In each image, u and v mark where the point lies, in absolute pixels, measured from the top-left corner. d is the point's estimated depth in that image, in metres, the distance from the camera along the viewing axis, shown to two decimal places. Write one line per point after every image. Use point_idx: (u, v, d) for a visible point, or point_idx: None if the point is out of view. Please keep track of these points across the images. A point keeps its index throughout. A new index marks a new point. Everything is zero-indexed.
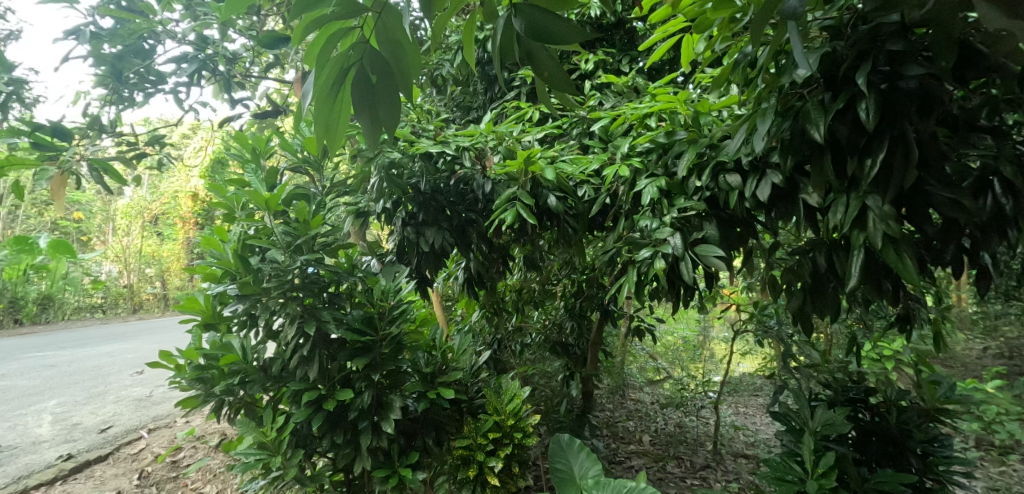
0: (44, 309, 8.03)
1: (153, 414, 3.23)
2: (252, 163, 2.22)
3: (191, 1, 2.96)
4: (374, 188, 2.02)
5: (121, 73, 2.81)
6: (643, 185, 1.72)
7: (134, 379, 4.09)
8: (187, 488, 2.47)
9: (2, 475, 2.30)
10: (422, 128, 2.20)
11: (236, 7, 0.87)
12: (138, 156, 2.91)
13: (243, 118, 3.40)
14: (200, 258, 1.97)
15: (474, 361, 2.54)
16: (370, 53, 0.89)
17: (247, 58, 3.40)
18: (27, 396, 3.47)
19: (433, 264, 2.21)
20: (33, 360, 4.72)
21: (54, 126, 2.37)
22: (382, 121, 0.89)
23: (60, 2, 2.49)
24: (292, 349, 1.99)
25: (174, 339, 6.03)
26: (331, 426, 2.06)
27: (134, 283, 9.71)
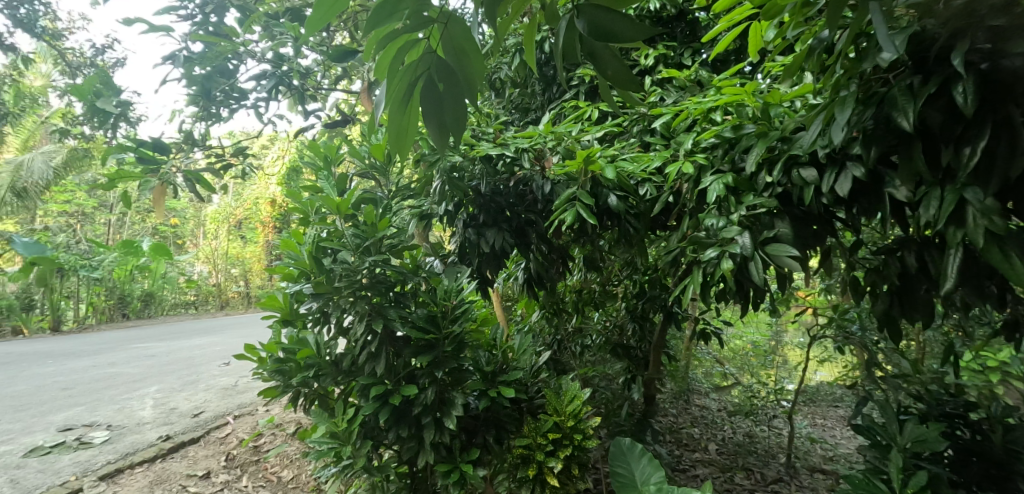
0: (147, 305, 8.92)
1: (238, 402, 3.49)
2: (324, 171, 2.36)
3: (269, 23, 3.19)
4: (437, 191, 2.08)
5: (210, 93, 3.10)
6: (708, 182, 1.65)
7: (222, 370, 4.45)
8: (267, 472, 2.64)
9: (113, 451, 2.58)
10: (482, 131, 2.24)
11: (316, 26, 0.93)
12: (225, 166, 3.17)
13: (315, 128, 3.61)
14: (279, 259, 2.11)
15: (535, 360, 2.55)
16: (436, 63, 0.93)
17: (320, 72, 3.61)
18: (133, 382, 3.87)
19: (493, 264, 2.24)
20: (137, 351, 5.25)
21: (154, 142, 2.72)
22: (448, 126, 0.92)
23: (158, 31, 2.78)
24: (360, 346, 2.09)
25: (256, 334, 6.50)
26: (396, 421, 2.13)
27: (221, 282, 10.58)
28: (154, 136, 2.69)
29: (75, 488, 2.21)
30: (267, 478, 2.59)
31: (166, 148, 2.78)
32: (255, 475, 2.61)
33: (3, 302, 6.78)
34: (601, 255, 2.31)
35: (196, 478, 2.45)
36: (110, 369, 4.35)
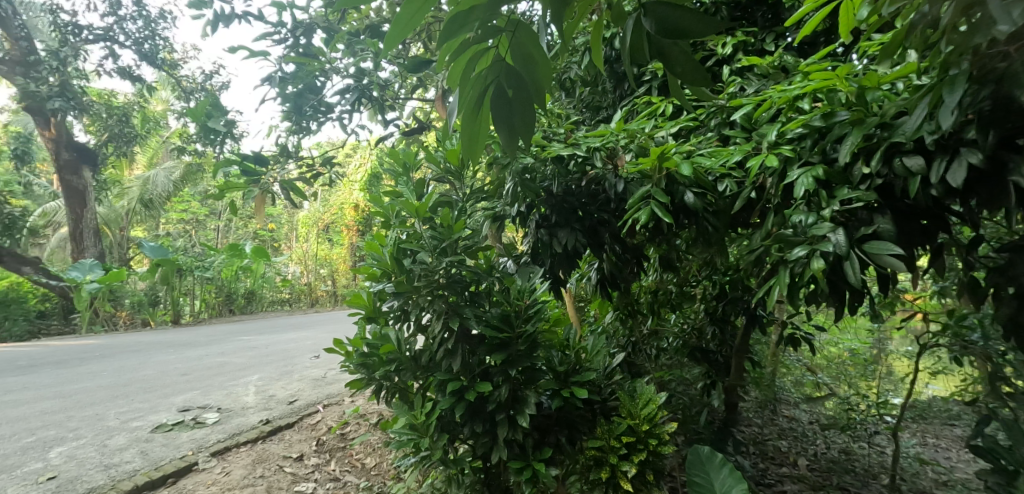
0: (250, 301, 9.85)
1: (327, 392, 3.75)
2: (403, 176, 2.48)
3: (352, 40, 3.41)
4: (510, 192, 2.11)
5: (301, 109, 3.37)
6: (795, 176, 1.55)
7: (313, 362, 4.80)
8: (353, 458, 2.81)
9: (222, 431, 2.86)
10: (553, 132, 2.26)
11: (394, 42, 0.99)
12: (315, 175, 3.42)
13: (393, 136, 3.80)
14: (364, 260, 2.24)
15: (608, 362, 2.51)
16: (506, 71, 0.99)
17: (397, 83, 3.80)
18: (238, 371, 4.28)
19: (567, 265, 2.21)
20: (241, 343, 5.79)
21: (255, 155, 3.02)
22: (518, 128, 0.97)
23: (257, 55, 3.08)
24: (438, 343, 2.16)
25: (342, 330, 6.93)
26: (471, 416, 2.17)
27: (312, 281, 11.38)
28: (254, 151, 2.98)
29: (191, 461, 2.48)
30: (353, 464, 2.76)
31: (265, 160, 3.06)
32: (342, 460, 2.78)
33: (135, 298, 7.75)
34: (678, 255, 2.23)
35: (291, 460, 2.66)
36: (219, 358, 4.83)
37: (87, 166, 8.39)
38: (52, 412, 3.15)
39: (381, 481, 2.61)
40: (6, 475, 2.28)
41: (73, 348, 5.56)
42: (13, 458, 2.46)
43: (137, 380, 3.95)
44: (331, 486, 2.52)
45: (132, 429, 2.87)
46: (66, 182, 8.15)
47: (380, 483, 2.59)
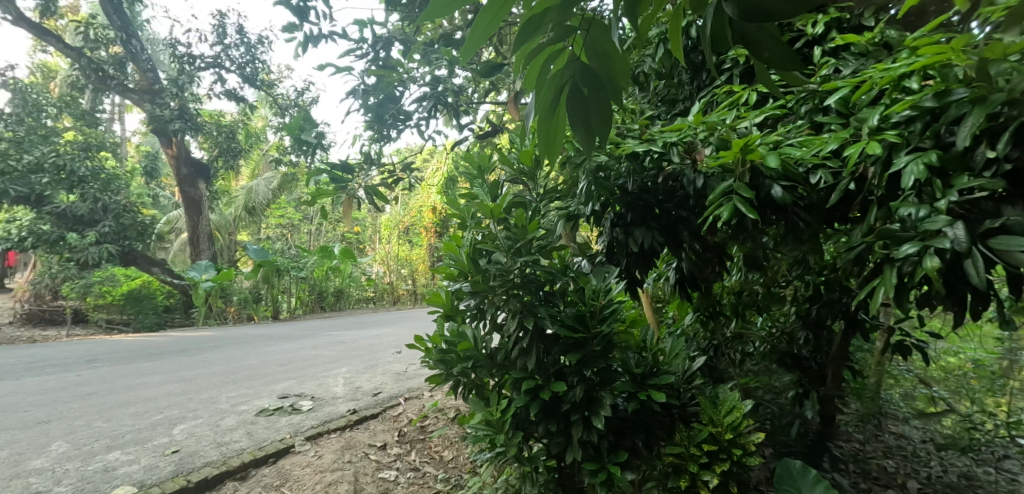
0: (339, 299, 10.56)
1: (408, 386, 3.92)
2: (478, 179, 2.53)
3: (428, 50, 3.55)
4: (583, 192, 2.09)
5: (382, 118, 3.57)
6: (901, 164, 1.40)
7: (395, 357, 5.04)
8: (432, 450, 2.91)
9: (314, 418, 3.09)
10: (627, 128, 2.21)
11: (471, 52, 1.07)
12: (396, 180, 3.60)
13: (468, 139, 3.91)
14: (442, 260, 2.31)
15: (688, 365, 2.41)
16: (581, 70, 1.00)
17: (471, 88, 3.90)
18: (329, 363, 4.60)
19: (644, 265, 2.08)
20: (332, 338, 6.21)
21: (341, 164, 3.25)
22: (594, 128, 0.99)
23: (343, 71, 3.32)
24: (513, 341, 2.17)
25: (421, 327, 7.25)
26: (546, 415, 2.17)
27: (394, 280, 12.02)
28: (342, 160, 3.21)
29: (289, 444, 2.69)
30: (431, 456, 2.86)
31: (351, 168, 3.29)
32: (422, 451, 2.89)
33: (241, 295, 8.60)
34: (766, 253, 2.08)
35: (376, 448, 2.81)
36: (313, 351, 5.21)
37: (202, 180, 9.37)
38: (174, 394, 3.56)
39: (458, 474, 2.68)
40: (139, 447, 2.61)
41: (192, 339, 6.26)
42: (144, 433, 2.81)
43: (243, 368, 4.37)
44: (412, 475, 2.63)
45: (239, 412, 3.17)
46: (184, 193, 9.16)
47: (457, 476, 2.67)
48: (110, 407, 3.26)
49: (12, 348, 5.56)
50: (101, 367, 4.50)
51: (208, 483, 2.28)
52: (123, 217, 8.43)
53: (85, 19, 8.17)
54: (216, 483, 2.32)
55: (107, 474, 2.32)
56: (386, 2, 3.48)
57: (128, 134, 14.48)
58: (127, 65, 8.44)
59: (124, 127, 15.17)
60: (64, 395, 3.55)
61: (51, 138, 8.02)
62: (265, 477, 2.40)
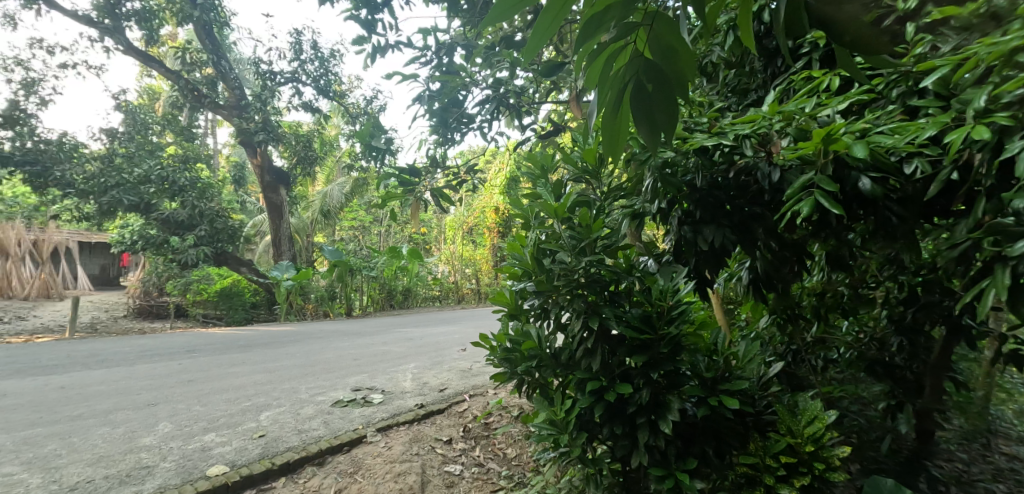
0: (407, 297, 11.00)
1: (473, 383, 4.00)
2: (542, 179, 2.53)
3: (489, 53, 3.60)
4: (649, 189, 2.03)
5: (446, 122, 3.68)
6: (1014, 151, 1.25)
7: (461, 354, 5.16)
8: (496, 447, 2.95)
9: (385, 411, 3.23)
10: (695, 121, 2.13)
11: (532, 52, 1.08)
12: (459, 181, 3.68)
13: (530, 139, 3.92)
14: (506, 260, 2.33)
15: (763, 371, 2.28)
16: (644, 66, 0.99)
17: (532, 88, 3.91)
18: (398, 359, 4.79)
19: (715, 265, 1.98)
20: (401, 334, 6.48)
21: (408, 168, 3.38)
22: (660, 125, 0.98)
23: (409, 78, 3.45)
24: (577, 341, 2.15)
25: (485, 325, 7.40)
26: (611, 417, 2.12)
27: (458, 280, 12.37)
28: (409, 164, 3.35)
29: (361, 434, 2.83)
30: (495, 452, 2.89)
31: (418, 172, 3.41)
32: (486, 447, 2.93)
33: (318, 293, 9.12)
34: (852, 252, 1.92)
35: (442, 442, 2.88)
36: (383, 347, 5.45)
37: (284, 186, 10.05)
38: (260, 383, 3.85)
39: (521, 472, 2.69)
40: (231, 430, 2.85)
41: (276, 333, 6.76)
42: (235, 417, 3.06)
43: (320, 362, 4.65)
44: (476, 470, 2.68)
45: (317, 402, 3.37)
46: (268, 199, 9.90)
47: (520, 473, 2.68)
48: (206, 393, 3.58)
49: (128, 338, 6.27)
50: (198, 357, 4.95)
51: (290, 466, 2.45)
52: (217, 221, 9.20)
53: (183, 45, 9.07)
54: (297, 467, 2.48)
55: (204, 453, 2.54)
56: (448, 9, 3.57)
57: (219, 147, 15.85)
58: (218, 84, 9.24)
59: (216, 141, 16.61)
60: (169, 381, 3.95)
61: (156, 153, 8.95)
62: (340, 464, 2.53)
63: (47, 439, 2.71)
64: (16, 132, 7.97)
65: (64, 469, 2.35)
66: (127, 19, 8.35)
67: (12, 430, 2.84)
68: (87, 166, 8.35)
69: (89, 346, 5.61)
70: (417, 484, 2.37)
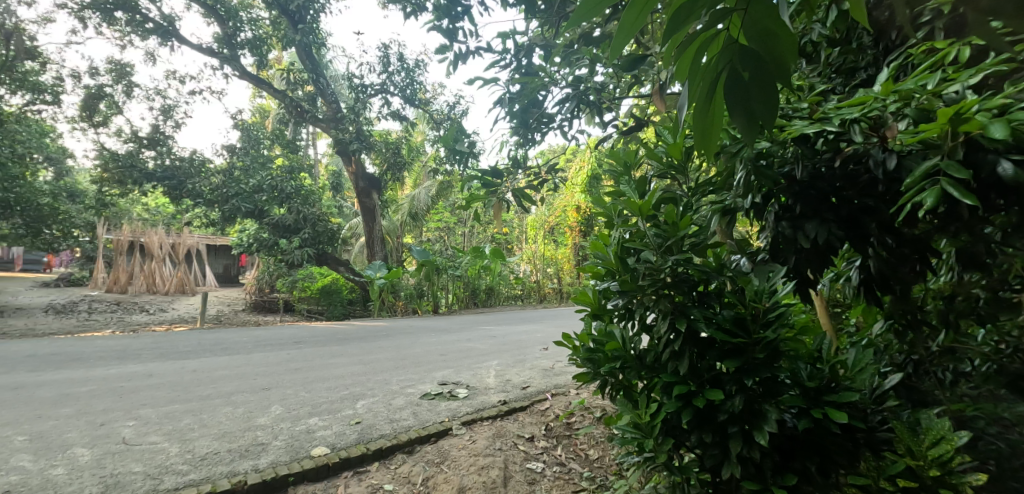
0: (490, 295, 11.29)
1: (555, 382, 3.99)
2: (625, 176, 2.45)
3: (568, 51, 3.57)
4: (741, 183, 1.92)
5: (527, 123, 3.72)
6: None
7: (542, 353, 5.19)
8: (578, 447, 2.92)
9: (470, 405, 3.33)
10: (793, 107, 1.97)
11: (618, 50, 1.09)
12: (540, 181, 3.71)
13: (611, 136, 3.83)
14: (589, 259, 2.29)
15: (876, 382, 2.06)
16: (740, 54, 0.96)
17: (613, 84, 3.81)
18: (482, 355, 4.91)
19: (819, 265, 1.81)
20: (485, 332, 6.64)
21: (490, 170, 3.47)
22: (758, 115, 0.96)
23: (489, 83, 3.54)
24: (664, 343, 2.06)
25: (568, 325, 7.38)
26: (699, 424, 2.01)
27: (540, 279, 12.47)
28: (491, 166, 3.44)
29: (447, 426, 2.94)
30: (577, 453, 2.86)
31: (499, 173, 3.49)
32: (568, 447, 2.92)
33: (408, 291, 9.61)
34: (990, 249, 1.68)
35: (524, 439, 2.91)
36: (468, 344, 5.63)
37: (376, 191, 10.69)
38: (356, 374, 4.13)
39: (604, 474, 2.65)
40: (332, 416, 3.08)
41: (371, 328, 7.23)
42: (335, 404, 3.31)
43: (410, 356, 4.90)
44: (558, 469, 2.67)
45: (406, 394, 3.55)
46: (362, 203, 10.59)
47: (603, 476, 2.64)
48: (310, 381, 3.91)
49: (246, 330, 7.03)
50: (304, 348, 5.43)
51: (382, 452, 2.60)
52: (318, 224, 9.93)
53: (287, 66, 9.98)
54: (389, 454, 2.63)
55: (309, 434, 2.78)
56: (526, 11, 3.60)
57: (320, 157, 17.23)
58: (317, 99, 10.04)
59: (317, 151, 18.05)
60: (279, 369, 4.36)
61: (267, 165, 9.91)
62: (427, 454, 2.65)
63: (183, 414, 3.10)
64: (158, 151, 9.34)
65: (196, 441, 2.68)
66: (241, 47, 9.31)
67: (156, 405, 3.29)
68: (211, 178, 9.46)
69: (215, 335, 6.36)
70: (500, 479, 2.42)
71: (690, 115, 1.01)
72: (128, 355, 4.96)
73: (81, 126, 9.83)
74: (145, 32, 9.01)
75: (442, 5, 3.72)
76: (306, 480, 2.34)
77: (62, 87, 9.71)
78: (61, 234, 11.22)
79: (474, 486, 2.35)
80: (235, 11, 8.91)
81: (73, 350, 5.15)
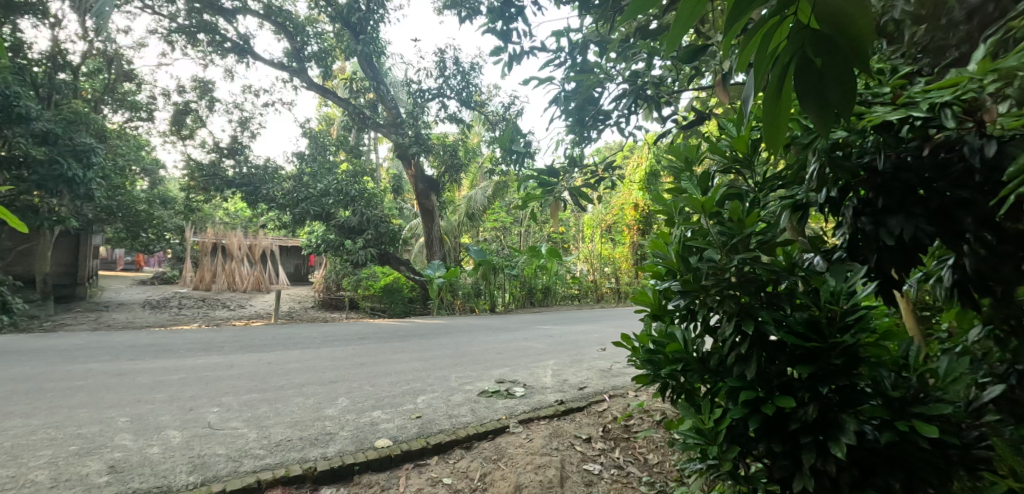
0: (546, 295, 11.28)
1: (613, 383, 3.93)
2: (686, 172, 2.36)
3: (625, 46, 3.49)
4: (814, 176, 1.80)
5: (583, 121, 3.68)
6: None
7: (600, 353, 5.12)
8: (636, 451, 2.86)
9: (527, 404, 3.35)
10: (873, 92, 1.83)
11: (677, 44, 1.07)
12: (597, 180, 3.65)
13: (670, 132, 3.71)
14: (649, 258, 2.23)
15: (974, 394, 1.86)
16: (810, 39, 0.90)
17: (671, 77, 3.69)
18: (539, 355, 4.91)
19: (905, 263, 1.69)
20: (542, 331, 6.64)
21: (546, 170, 3.47)
22: (832, 103, 0.90)
23: (545, 82, 3.53)
24: (729, 346, 1.97)
25: (626, 325, 7.23)
26: (768, 432, 1.91)
27: (597, 279, 12.31)
28: (547, 165, 3.44)
29: (505, 424, 2.96)
30: (636, 457, 2.80)
31: (556, 172, 3.48)
32: (626, 450, 2.85)
33: (465, 290, 9.80)
34: None
35: (581, 440, 2.88)
36: (525, 343, 5.65)
37: (434, 193, 10.97)
38: (417, 370, 4.25)
39: (663, 480, 2.57)
40: (394, 409, 3.19)
41: (431, 326, 7.43)
42: (397, 398, 3.43)
43: (468, 353, 4.99)
44: (616, 472, 2.62)
45: (465, 391, 3.61)
46: (422, 204, 10.90)
47: (663, 482, 2.57)
48: (374, 375, 4.07)
49: (315, 326, 7.43)
50: (368, 344, 5.66)
51: (442, 447, 2.67)
52: (380, 226, 10.24)
53: (351, 76, 10.45)
54: (448, 448, 2.69)
55: (373, 426, 2.89)
56: (580, 8, 3.55)
57: (381, 161, 17.90)
58: (378, 106, 10.44)
59: (379, 155, 18.74)
60: (345, 363, 4.58)
61: (333, 170, 10.43)
62: (485, 450, 2.68)
63: (260, 403, 3.33)
64: (237, 159, 10.10)
65: (271, 428, 2.86)
66: (309, 60, 9.86)
67: (236, 394, 3.54)
68: (283, 184, 10.04)
69: (288, 331, 6.77)
70: (557, 479, 2.40)
71: (757, 107, 0.96)
72: (212, 347, 5.38)
73: (171, 139, 10.79)
74: (224, 51, 9.75)
75: (496, 7, 3.76)
76: (370, 469, 2.43)
77: (155, 105, 10.68)
78: (155, 237, 12.36)
79: (530, 485, 2.35)
80: (303, 26, 9.44)
81: (165, 341, 5.66)
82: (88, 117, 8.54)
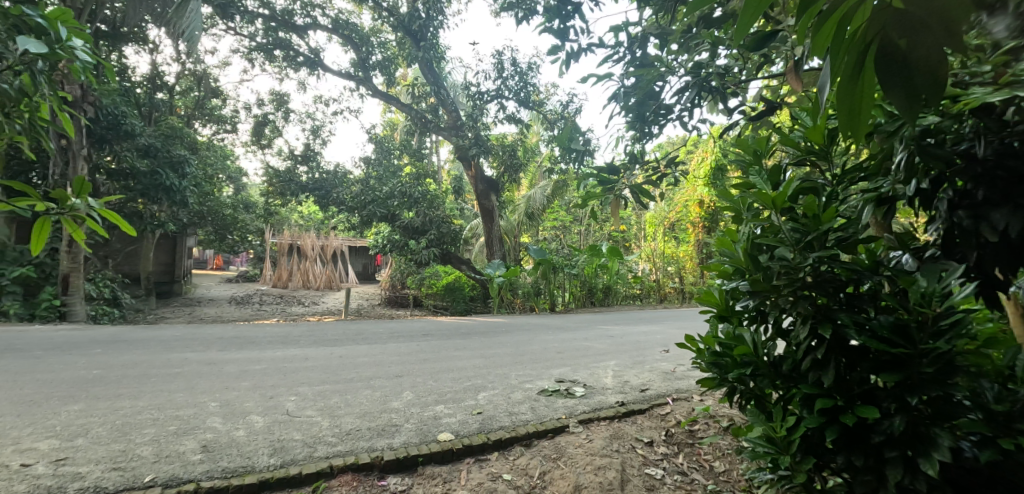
0: (607, 294, 11.11)
1: (676, 386, 3.81)
2: (755, 166, 2.24)
3: (686, 36, 3.36)
4: (901, 166, 1.66)
5: (643, 116, 3.59)
6: None
7: (663, 355, 4.97)
8: (701, 457, 2.75)
9: (587, 404, 3.31)
10: (972, 72, 1.67)
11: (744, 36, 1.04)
12: (658, 177, 3.54)
13: (738, 124, 3.52)
14: (715, 257, 2.13)
15: None
16: (896, 19, 0.84)
17: (738, 67, 3.51)
18: (600, 355, 4.84)
19: (1011, 262, 1.51)
20: (602, 331, 6.56)
21: (606, 167, 3.40)
22: (920, 88, 0.82)
23: (604, 79, 3.47)
24: (803, 350, 1.85)
25: (691, 326, 6.97)
26: (849, 444, 1.78)
27: (660, 278, 11.97)
28: (606, 162, 3.37)
29: (565, 423, 2.95)
30: (701, 463, 2.70)
31: (616, 170, 3.41)
32: (691, 456, 2.76)
33: (524, 289, 9.88)
34: None
35: (643, 443, 2.82)
36: (585, 343, 5.60)
37: (494, 193, 11.10)
38: (478, 367, 4.33)
39: (731, 489, 2.46)
40: (456, 404, 3.27)
41: (491, 324, 7.53)
42: (459, 394, 3.51)
43: (528, 352, 5.01)
44: (679, 478, 2.54)
45: (525, 389, 3.63)
46: (481, 204, 11.06)
47: (730, 490, 2.45)
48: (437, 371, 4.19)
49: (382, 322, 7.76)
50: (430, 340, 5.83)
51: (502, 443, 2.70)
52: (442, 226, 10.49)
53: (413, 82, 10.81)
54: (508, 445, 2.72)
55: (436, 420, 2.98)
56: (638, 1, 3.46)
57: (443, 163, 18.37)
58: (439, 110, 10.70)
59: (440, 158, 19.23)
60: (410, 359, 4.74)
61: (397, 173, 10.83)
62: (545, 449, 2.69)
63: (332, 394, 3.52)
64: (310, 166, 10.80)
65: (342, 417, 3.02)
66: (373, 69, 10.33)
67: (310, 385, 3.77)
68: (351, 187, 10.56)
69: (357, 327, 7.11)
70: (617, 481, 2.37)
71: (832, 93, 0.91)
72: (289, 340, 5.75)
73: (253, 148, 11.65)
74: (298, 64, 10.40)
75: (552, 6, 3.75)
76: (434, 462, 2.51)
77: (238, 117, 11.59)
78: (240, 239, 13.39)
79: (590, 485, 2.33)
80: (367, 38, 10.00)
81: (249, 335, 6.11)
82: (183, 130, 9.41)
